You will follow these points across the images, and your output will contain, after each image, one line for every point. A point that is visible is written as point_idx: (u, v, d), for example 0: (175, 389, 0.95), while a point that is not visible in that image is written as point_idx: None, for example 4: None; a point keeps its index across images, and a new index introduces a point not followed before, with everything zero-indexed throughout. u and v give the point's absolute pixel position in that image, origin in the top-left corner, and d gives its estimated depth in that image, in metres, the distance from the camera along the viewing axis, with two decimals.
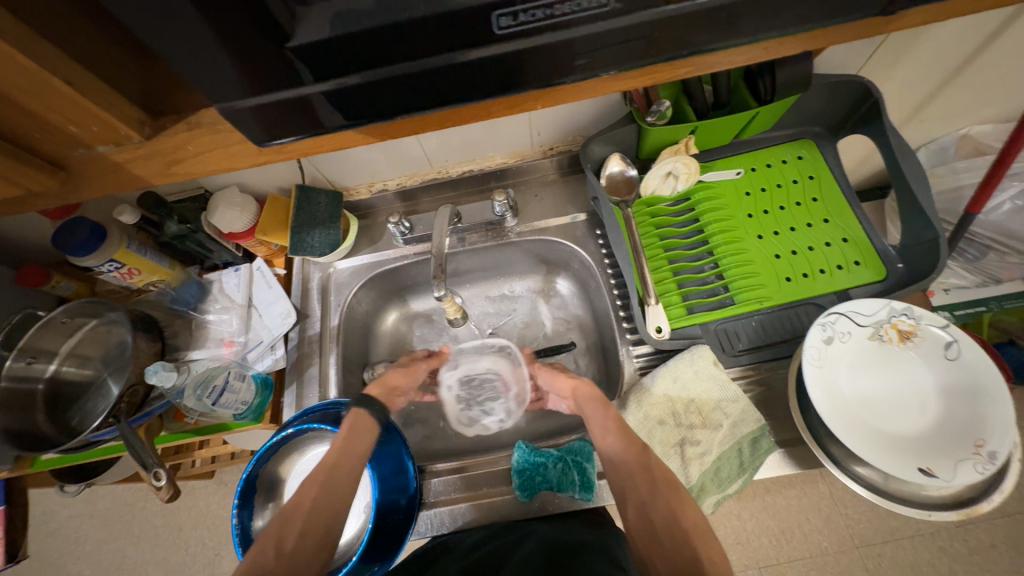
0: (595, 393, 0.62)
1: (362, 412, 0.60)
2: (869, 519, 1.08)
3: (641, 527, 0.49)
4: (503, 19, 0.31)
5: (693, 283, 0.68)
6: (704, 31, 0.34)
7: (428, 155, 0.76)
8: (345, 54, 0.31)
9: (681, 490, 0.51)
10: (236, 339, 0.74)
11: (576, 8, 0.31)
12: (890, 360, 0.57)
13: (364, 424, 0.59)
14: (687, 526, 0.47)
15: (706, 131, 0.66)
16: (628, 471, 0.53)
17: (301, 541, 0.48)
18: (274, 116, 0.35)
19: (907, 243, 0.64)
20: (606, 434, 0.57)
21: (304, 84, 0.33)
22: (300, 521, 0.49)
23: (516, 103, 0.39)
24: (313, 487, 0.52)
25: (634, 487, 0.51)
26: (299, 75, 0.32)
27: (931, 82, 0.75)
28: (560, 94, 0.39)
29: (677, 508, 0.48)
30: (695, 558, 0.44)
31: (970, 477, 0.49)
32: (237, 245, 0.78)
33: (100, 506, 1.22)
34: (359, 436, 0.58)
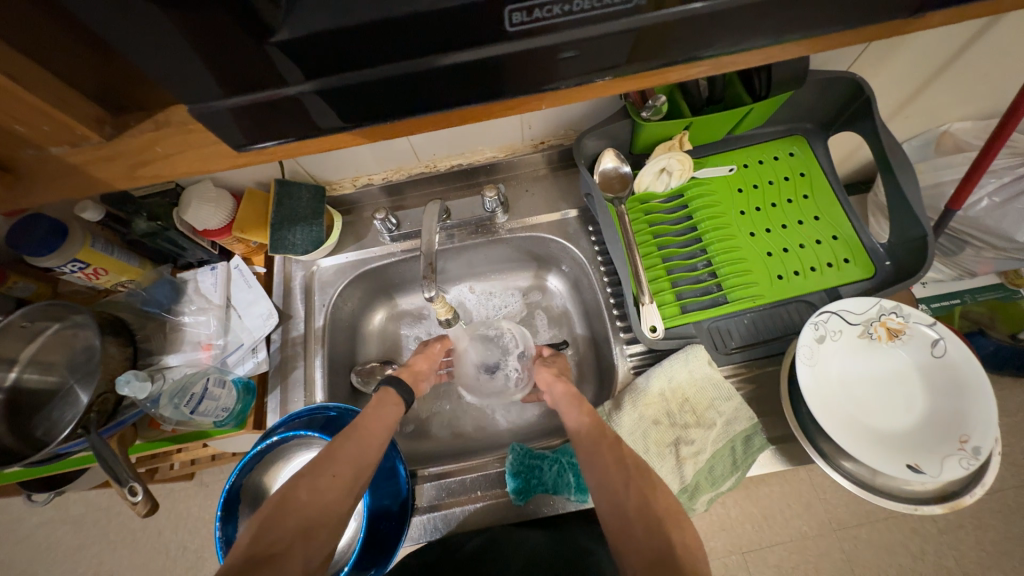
0: (569, 390, 0.63)
1: (390, 388, 0.60)
2: (846, 503, 1.12)
3: (614, 513, 0.49)
4: (515, 14, 0.29)
5: (687, 281, 0.67)
6: (712, 33, 0.33)
7: (415, 149, 0.73)
8: (340, 48, 0.28)
9: (652, 477, 0.52)
10: (214, 342, 0.70)
11: (595, 5, 0.29)
12: (879, 358, 0.58)
13: (392, 398, 0.59)
14: (659, 510, 0.49)
15: (700, 127, 0.65)
16: (602, 460, 0.53)
17: (329, 484, 0.48)
18: (255, 119, 0.32)
19: (895, 240, 0.64)
20: (582, 427, 0.58)
21: (289, 83, 0.30)
22: (332, 467, 0.49)
23: (519, 104, 0.37)
24: (346, 439, 0.52)
25: (609, 477, 0.52)
26: (287, 70, 0.29)
27: (918, 79, 0.75)
28: (567, 95, 0.37)
29: (649, 491, 0.50)
30: (669, 541, 0.46)
31: (955, 472, 0.50)
32: (213, 242, 0.74)
33: (73, 512, 1.17)
34: (386, 406, 0.58)
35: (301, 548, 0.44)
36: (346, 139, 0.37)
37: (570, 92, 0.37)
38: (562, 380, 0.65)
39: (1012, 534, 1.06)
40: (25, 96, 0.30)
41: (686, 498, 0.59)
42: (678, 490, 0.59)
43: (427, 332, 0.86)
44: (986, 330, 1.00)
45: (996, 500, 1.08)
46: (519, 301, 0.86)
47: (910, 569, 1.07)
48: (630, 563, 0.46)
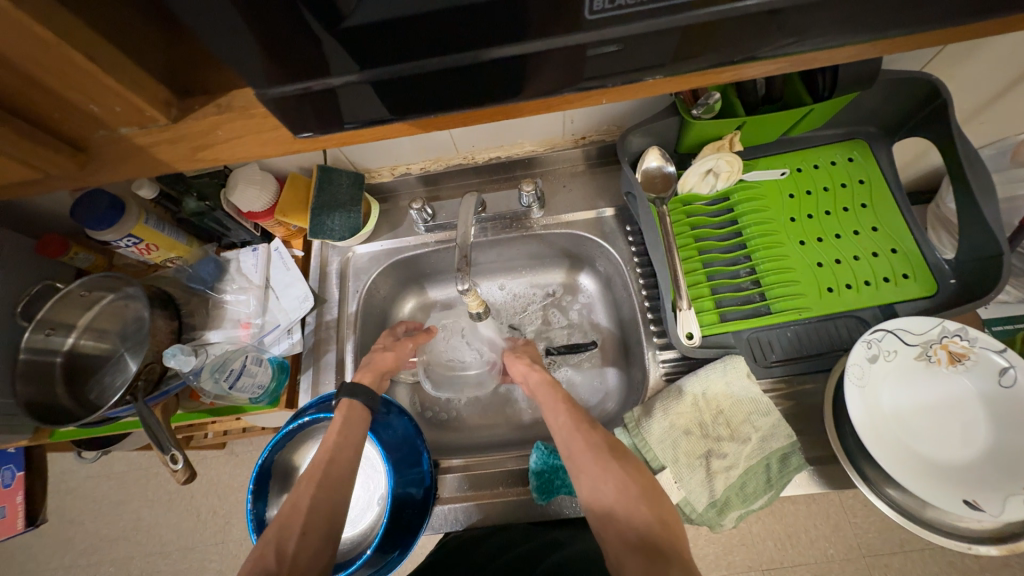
0: (546, 378, 0.65)
1: (353, 401, 0.60)
2: (879, 529, 1.07)
3: (595, 497, 0.52)
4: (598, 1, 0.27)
5: (727, 288, 0.64)
6: (792, 27, 0.31)
7: (454, 140, 0.73)
8: (407, 35, 0.27)
9: (626, 455, 0.55)
10: (253, 321, 0.72)
11: None
12: (938, 383, 0.54)
13: (357, 415, 0.60)
14: (636, 489, 0.52)
15: (754, 127, 0.62)
16: (576, 446, 0.56)
17: (302, 541, 0.49)
18: (316, 105, 0.32)
19: (964, 257, 0.60)
20: (557, 413, 0.61)
21: (350, 70, 0.30)
22: (299, 524, 0.50)
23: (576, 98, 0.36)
24: (311, 488, 0.52)
25: (584, 464, 0.54)
26: (348, 58, 0.29)
27: (1002, 82, 0.69)
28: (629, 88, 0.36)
29: (624, 470, 0.53)
30: (649, 519, 0.49)
31: (1020, 514, 0.46)
32: (256, 224, 0.76)
33: (117, 469, 1.25)
34: (352, 426, 0.59)
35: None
36: (400, 127, 0.37)
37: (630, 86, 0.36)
38: (537, 369, 0.67)
39: None
40: (99, 77, 0.30)
41: (715, 513, 0.57)
42: (706, 503, 0.57)
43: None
44: None
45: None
46: (548, 298, 0.85)
47: None
48: (616, 543, 0.49)
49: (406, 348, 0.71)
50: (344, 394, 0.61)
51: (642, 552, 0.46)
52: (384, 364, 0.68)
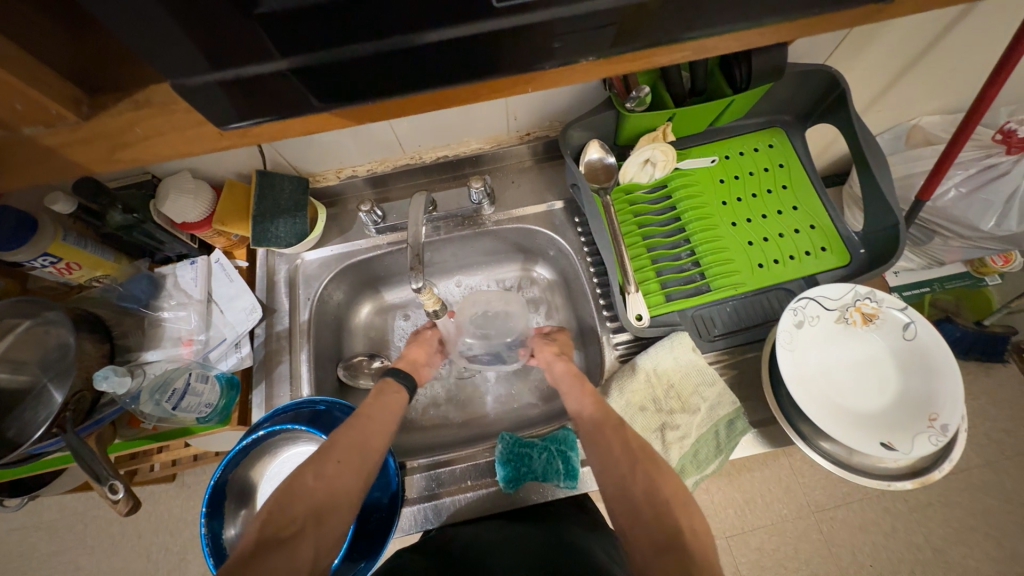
0: (570, 368, 0.65)
1: (392, 378, 0.64)
2: (824, 486, 1.16)
3: (624, 499, 0.50)
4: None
5: (671, 270, 0.69)
6: (694, 15, 0.33)
7: (400, 140, 0.73)
8: (323, 22, 0.28)
9: (658, 461, 0.52)
10: (196, 338, 0.69)
11: None
12: (855, 342, 0.60)
13: (393, 387, 0.62)
14: (667, 495, 0.49)
15: (683, 118, 0.66)
16: (608, 445, 0.55)
17: (341, 469, 0.50)
18: (242, 96, 0.32)
19: (870, 229, 0.67)
20: (582, 404, 0.60)
21: (272, 58, 0.30)
22: (336, 455, 0.50)
23: (504, 87, 0.37)
24: (349, 429, 0.54)
25: (615, 463, 0.53)
26: (270, 46, 0.29)
27: (889, 74, 0.78)
28: (551, 78, 0.37)
29: (655, 475, 0.50)
30: (676, 525, 0.46)
31: (926, 449, 0.53)
32: (192, 235, 0.72)
33: (47, 517, 1.14)
34: (389, 397, 0.61)
35: (314, 531, 0.45)
36: (332, 121, 0.36)
37: (553, 75, 0.36)
38: (563, 360, 0.68)
39: (978, 510, 1.11)
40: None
41: None
42: None
43: (416, 322, 0.86)
44: (953, 317, 1.05)
45: (964, 478, 1.13)
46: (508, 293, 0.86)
47: (882, 545, 1.12)
48: (640, 542, 0.46)
49: (430, 340, 0.76)
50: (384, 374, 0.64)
51: (664, 557, 0.44)
52: (416, 355, 0.72)
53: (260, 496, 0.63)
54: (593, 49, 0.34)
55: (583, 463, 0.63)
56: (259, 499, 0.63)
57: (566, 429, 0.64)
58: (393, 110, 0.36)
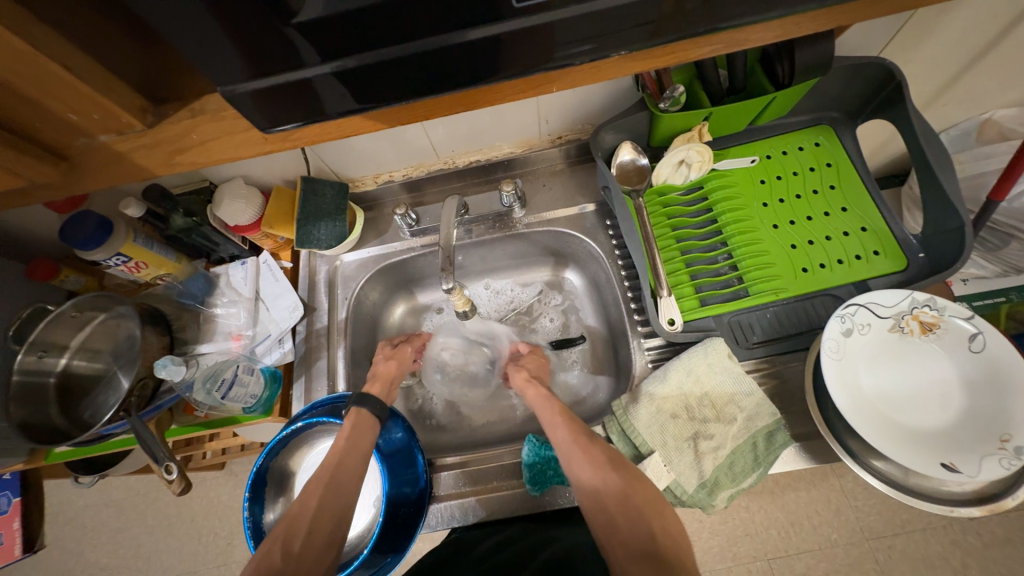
0: (541, 393, 0.63)
1: (362, 409, 0.60)
2: (880, 512, 1.08)
3: (598, 509, 0.51)
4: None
5: (706, 274, 0.66)
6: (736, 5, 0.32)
7: (434, 145, 0.75)
8: (353, 30, 0.29)
9: (630, 468, 0.53)
10: (244, 333, 0.73)
11: None
12: (912, 353, 0.55)
13: (367, 420, 0.60)
14: (640, 502, 0.50)
15: (721, 117, 0.64)
16: (579, 458, 0.54)
17: (310, 540, 0.50)
18: (278, 101, 0.33)
19: (930, 231, 0.62)
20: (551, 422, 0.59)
21: (307, 65, 0.31)
22: (306, 525, 0.51)
23: (531, 86, 0.38)
24: (317, 492, 0.53)
25: (587, 478, 0.53)
26: (305, 54, 0.30)
27: (956, 65, 0.72)
28: (576, 75, 0.37)
29: (628, 483, 0.51)
30: (650, 530, 0.47)
31: (995, 473, 0.47)
32: (243, 238, 0.77)
33: (115, 496, 1.24)
34: (361, 433, 0.59)
35: None
36: (367, 123, 0.39)
37: (583, 71, 0.37)
38: (534, 384, 0.65)
39: None
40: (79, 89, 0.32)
41: (706, 493, 0.58)
42: (697, 484, 0.58)
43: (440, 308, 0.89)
44: None
45: None
46: (536, 296, 0.86)
47: None
48: (618, 554, 0.47)
49: (406, 354, 0.73)
50: (354, 403, 0.61)
51: (643, 564, 0.45)
52: (390, 371, 0.69)
53: (298, 485, 0.66)
54: (624, 43, 0.34)
55: None
56: (297, 487, 0.66)
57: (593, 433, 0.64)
58: (430, 107, 0.38)
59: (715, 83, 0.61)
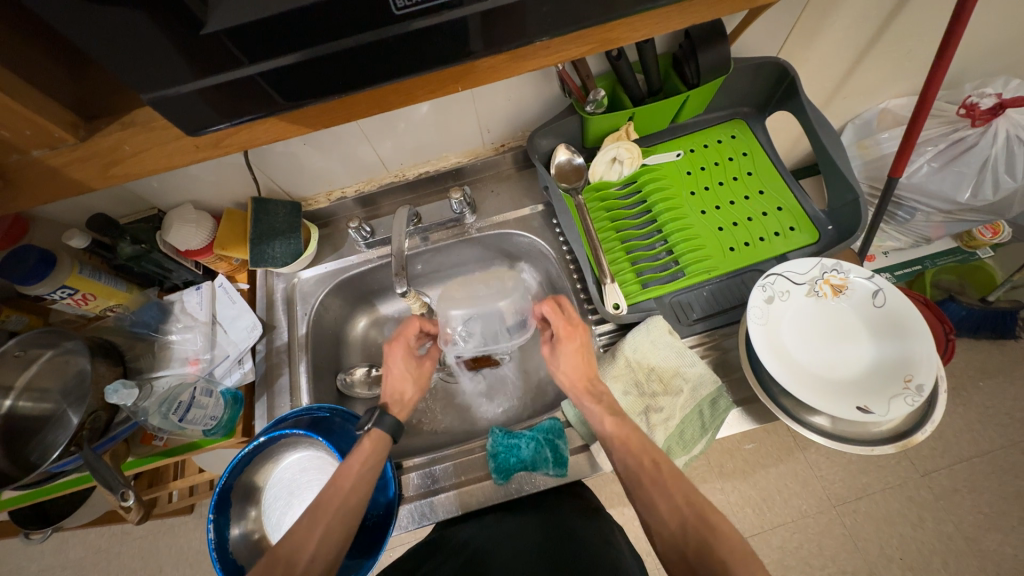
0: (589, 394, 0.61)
1: (378, 431, 0.60)
2: (842, 478, 1.18)
3: (675, 558, 0.48)
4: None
5: (646, 260, 0.71)
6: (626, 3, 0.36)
7: (383, 160, 0.78)
8: (265, 37, 0.32)
9: (708, 513, 0.49)
10: (201, 357, 0.73)
11: None
12: (829, 313, 0.61)
13: (378, 444, 0.59)
14: (723, 555, 0.45)
15: (644, 116, 0.71)
16: (652, 500, 0.51)
17: (312, 563, 0.51)
18: (218, 100, 0.35)
19: (834, 206, 0.69)
20: (613, 447, 0.56)
21: (240, 67, 0.33)
22: (309, 549, 0.51)
23: (437, 87, 0.42)
24: (326, 517, 0.54)
25: (662, 522, 0.50)
26: (228, 62, 0.33)
27: (846, 61, 0.82)
28: (480, 76, 0.41)
29: (709, 535, 0.47)
30: (721, 560, 0.45)
31: (902, 410, 0.53)
32: (197, 262, 0.77)
33: (72, 555, 1.17)
34: (376, 460, 0.58)
35: None
36: (290, 129, 0.42)
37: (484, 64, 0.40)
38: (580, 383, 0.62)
39: (1007, 494, 1.14)
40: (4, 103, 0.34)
41: None
42: None
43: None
44: (957, 294, 1.09)
45: (972, 465, 1.16)
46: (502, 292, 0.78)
47: (910, 536, 1.12)
48: None
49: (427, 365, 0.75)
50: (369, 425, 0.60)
51: None
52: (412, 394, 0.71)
53: (265, 500, 0.66)
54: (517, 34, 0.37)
55: (573, 451, 0.64)
56: (264, 503, 0.65)
57: (553, 419, 0.66)
58: (352, 106, 0.41)
59: (634, 88, 0.68)
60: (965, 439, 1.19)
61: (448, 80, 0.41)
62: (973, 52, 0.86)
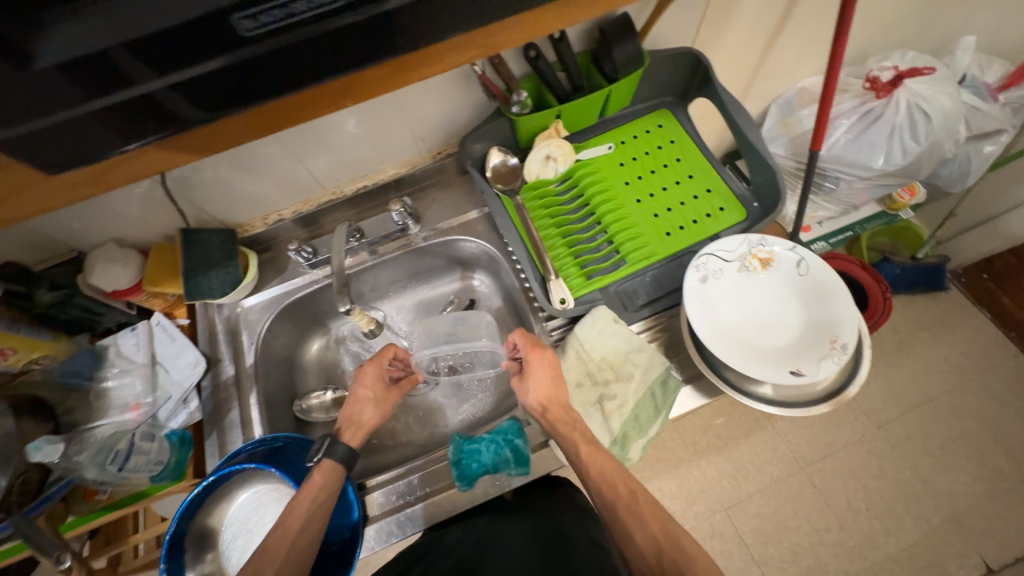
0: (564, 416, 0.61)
1: (329, 463, 0.59)
2: (807, 440, 1.24)
3: None
4: (245, 22, 0.32)
5: (589, 253, 0.73)
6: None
7: (317, 178, 0.77)
8: (121, 64, 0.32)
9: (683, 544, 0.51)
10: (143, 401, 0.69)
11: (311, 5, 0.32)
12: (761, 285, 0.64)
13: (331, 474, 0.59)
14: None
15: (570, 113, 0.72)
16: (629, 532, 0.53)
17: None
18: (105, 122, 0.35)
19: (757, 183, 0.73)
20: (587, 476, 0.57)
21: (104, 96, 0.33)
22: None
23: (323, 98, 0.40)
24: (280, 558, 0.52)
25: (637, 553, 0.52)
26: (90, 92, 0.32)
27: (758, 45, 0.86)
28: (371, 86, 0.40)
29: (681, 562, 0.49)
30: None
31: (831, 369, 0.57)
32: (130, 302, 0.74)
33: None
34: (327, 496, 0.57)
35: None
36: (179, 157, 0.40)
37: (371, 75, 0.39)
38: (550, 407, 0.62)
39: (953, 435, 1.22)
40: None
41: (620, 449, 0.63)
42: (610, 442, 0.63)
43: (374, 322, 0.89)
44: (890, 256, 1.30)
45: (920, 412, 1.24)
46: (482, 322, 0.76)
47: (873, 486, 1.19)
48: None
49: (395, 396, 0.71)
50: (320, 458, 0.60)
51: None
52: (374, 424, 0.68)
53: (224, 540, 0.63)
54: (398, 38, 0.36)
55: (534, 448, 0.65)
56: (223, 544, 0.63)
57: (512, 419, 0.66)
58: (242, 125, 0.40)
59: (557, 86, 0.69)
60: (913, 388, 1.27)
61: (341, 92, 0.40)
62: (870, 28, 0.92)
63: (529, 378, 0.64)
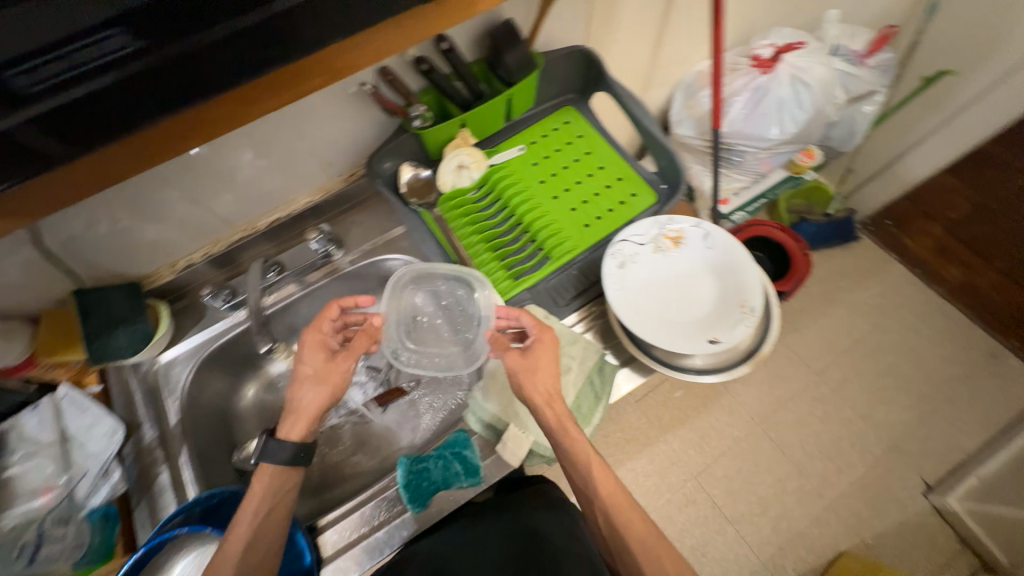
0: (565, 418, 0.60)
1: (269, 467, 0.58)
2: (758, 397, 1.32)
3: None
4: (21, 77, 0.31)
5: (514, 254, 0.74)
6: (301, 25, 0.36)
7: (222, 217, 0.73)
8: None
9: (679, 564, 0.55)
10: (55, 482, 0.62)
11: (100, 51, 0.32)
12: (675, 263, 0.67)
13: (276, 478, 0.58)
14: None
15: (474, 120, 0.73)
16: (627, 544, 0.56)
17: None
18: None
19: (662, 167, 0.76)
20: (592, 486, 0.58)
21: None
22: None
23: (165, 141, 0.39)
24: None
25: (632, 564, 0.55)
26: None
27: (649, 35, 0.90)
28: (212, 120, 0.40)
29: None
30: None
31: (745, 331, 0.61)
32: (26, 377, 0.66)
33: None
34: (277, 498, 0.57)
35: None
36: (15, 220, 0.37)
37: (199, 111, 0.39)
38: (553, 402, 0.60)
39: (882, 370, 1.34)
40: None
41: None
42: None
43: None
44: (807, 215, 1.41)
45: (852, 354, 1.35)
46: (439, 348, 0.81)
47: (822, 430, 1.28)
48: None
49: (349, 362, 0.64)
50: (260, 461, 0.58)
51: None
52: (315, 407, 0.61)
53: None
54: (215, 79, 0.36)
55: (483, 457, 0.65)
56: None
57: (459, 432, 0.66)
58: (83, 176, 0.38)
59: (455, 95, 0.69)
60: (842, 334, 1.38)
61: (174, 133, 0.39)
62: (748, 10, 0.99)
63: (535, 367, 0.60)
